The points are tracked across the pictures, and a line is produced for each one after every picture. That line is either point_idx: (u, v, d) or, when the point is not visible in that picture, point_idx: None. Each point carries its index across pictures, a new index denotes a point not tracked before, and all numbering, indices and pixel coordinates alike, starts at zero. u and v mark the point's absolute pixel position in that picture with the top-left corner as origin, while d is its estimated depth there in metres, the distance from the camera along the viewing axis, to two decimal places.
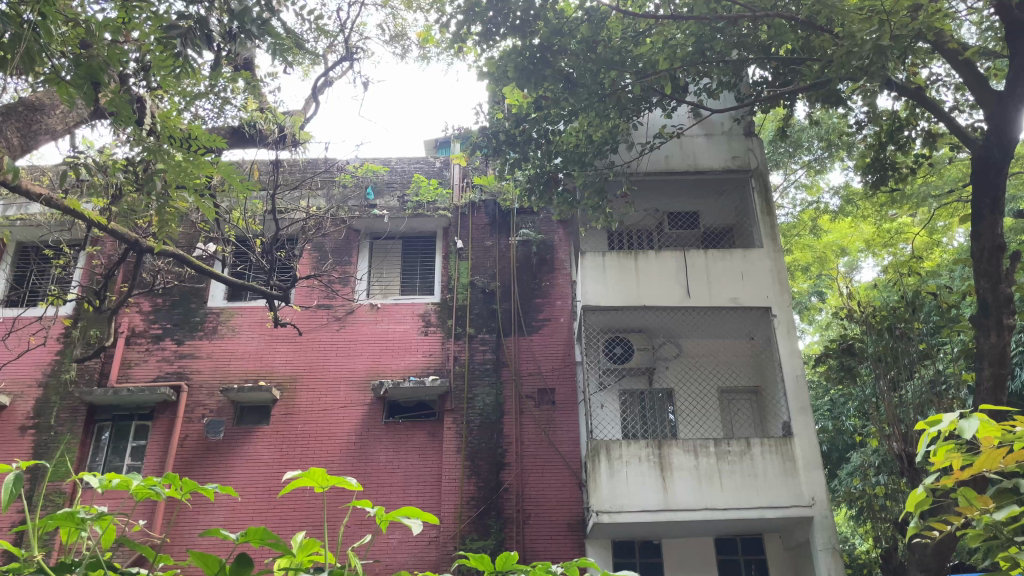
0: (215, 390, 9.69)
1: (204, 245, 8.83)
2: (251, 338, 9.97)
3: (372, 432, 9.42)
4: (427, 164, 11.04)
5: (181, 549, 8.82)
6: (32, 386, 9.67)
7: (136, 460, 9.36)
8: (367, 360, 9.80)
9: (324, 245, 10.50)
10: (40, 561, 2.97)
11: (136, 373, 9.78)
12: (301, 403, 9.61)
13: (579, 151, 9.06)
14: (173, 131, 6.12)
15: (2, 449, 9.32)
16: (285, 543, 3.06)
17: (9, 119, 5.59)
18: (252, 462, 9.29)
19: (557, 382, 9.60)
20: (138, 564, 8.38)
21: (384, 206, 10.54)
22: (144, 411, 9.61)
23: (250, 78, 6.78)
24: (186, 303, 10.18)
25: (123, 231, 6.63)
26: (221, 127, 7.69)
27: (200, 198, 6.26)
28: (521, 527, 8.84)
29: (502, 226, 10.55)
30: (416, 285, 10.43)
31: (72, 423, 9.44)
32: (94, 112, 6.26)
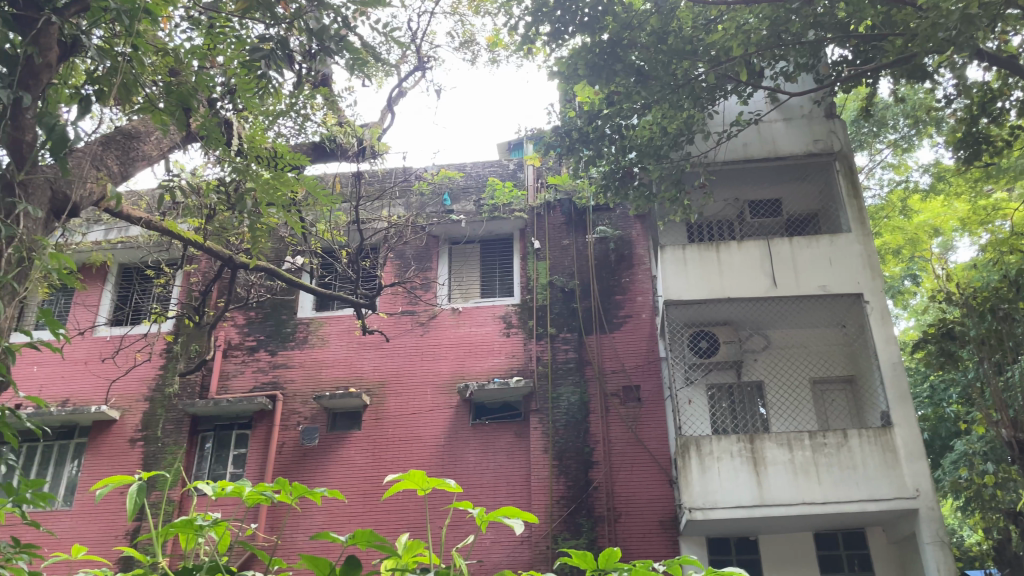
0: (308, 398, 9.99)
1: (293, 258, 9.13)
2: (339, 346, 10.23)
3: (460, 434, 9.54)
4: (501, 167, 11.11)
5: (291, 552, 9.20)
6: (138, 401, 10.19)
7: (237, 468, 9.73)
8: (452, 364, 9.93)
9: (405, 253, 10.71)
10: (164, 565, 3.16)
11: (233, 384, 10.18)
12: (390, 407, 9.81)
13: (654, 143, 8.95)
14: (261, 151, 6.43)
15: (114, 461, 9.85)
16: (391, 544, 3.15)
17: (109, 147, 5.87)
18: (346, 467, 9.54)
19: (642, 379, 9.51)
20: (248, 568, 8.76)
21: (461, 211, 10.65)
22: (243, 420, 9.99)
23: (328, 94, 6.98)
24: (277, 315, 10.53)
25: (218, 249, 6.92)
26: (303, 143, 7.93)
27: (287, 215, 6.46)
28: (613, 525, 8.80)
29: (578, 225, 10.52)
30: (496, 288, 10.50)
31: (177, 434, 9.90)
32: (186, 137, 6.55)
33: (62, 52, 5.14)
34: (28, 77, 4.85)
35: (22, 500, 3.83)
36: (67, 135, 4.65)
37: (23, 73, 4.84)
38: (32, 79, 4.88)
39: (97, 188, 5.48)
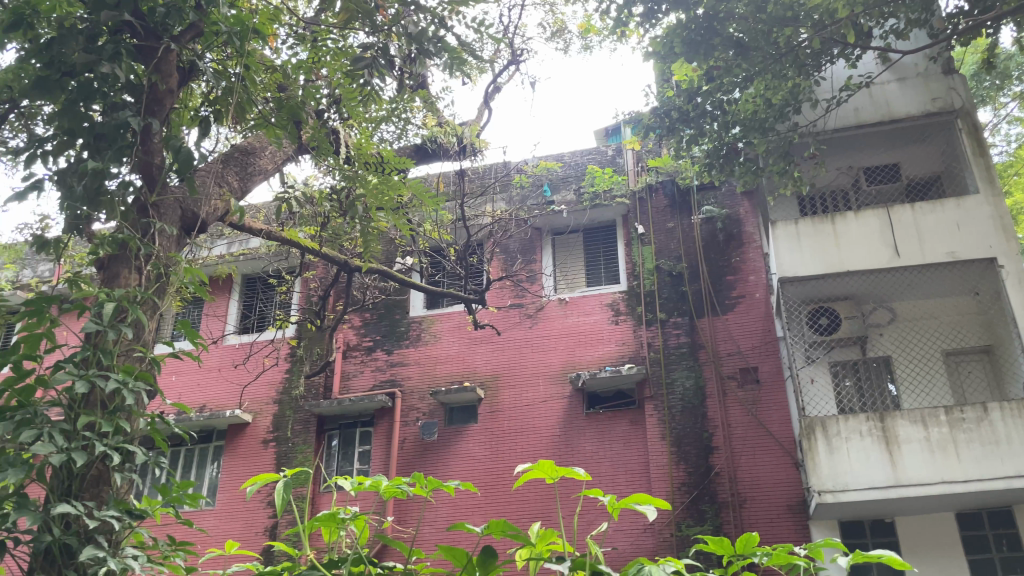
0: (425, 393, 10.24)
1: (403, 259, 9.40)
2: (451, 342, 10.43)
3: (575, 424, 9.55)
4: (600, 153, 11.04)
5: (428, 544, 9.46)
6: (267, 404, 10.70)
7: (362, 465, 10.09)
8: (563, 354, 9.95)
9: (510, 247, 10.80)
10: (311, 558, 3.31)
11: (354, 384, 10.56)
12: (505, 399, 9.93)
13: (758, 117, 8.58)
14: (368, 157, 6.65)
15: (250, 462, 10.40)
16: (525, 533, 3.18)
17: (229, 165, 6.19)
18: (466, 459, 9.73)
19: (760, 360, 9.24)
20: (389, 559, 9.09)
21: (562, 201, 10.64)
22: (365, 418, 10.35)
23: (428, 96, 7.10)
24: (391, 315, 10.84)
25: (333, 255, 7.20)
26: (406, 147, 8.12)
27: (397, 218, 6.64)
28: (738, 511, 8.61)
29: (683, 206, 10.31)
30: (602, 275, 10.43)
31: (305, 434, 10.35)
32: (298, 150, 6.82)
33: (182, 77, 5.41)
34: (153, 103, 5.12)
35: (175, 500, 4.09)
36: (192, 155, 4.97)
37: (148, 100, 5.12)
38: (156, 105, 5.15)
39: (221, 205, 5.77)
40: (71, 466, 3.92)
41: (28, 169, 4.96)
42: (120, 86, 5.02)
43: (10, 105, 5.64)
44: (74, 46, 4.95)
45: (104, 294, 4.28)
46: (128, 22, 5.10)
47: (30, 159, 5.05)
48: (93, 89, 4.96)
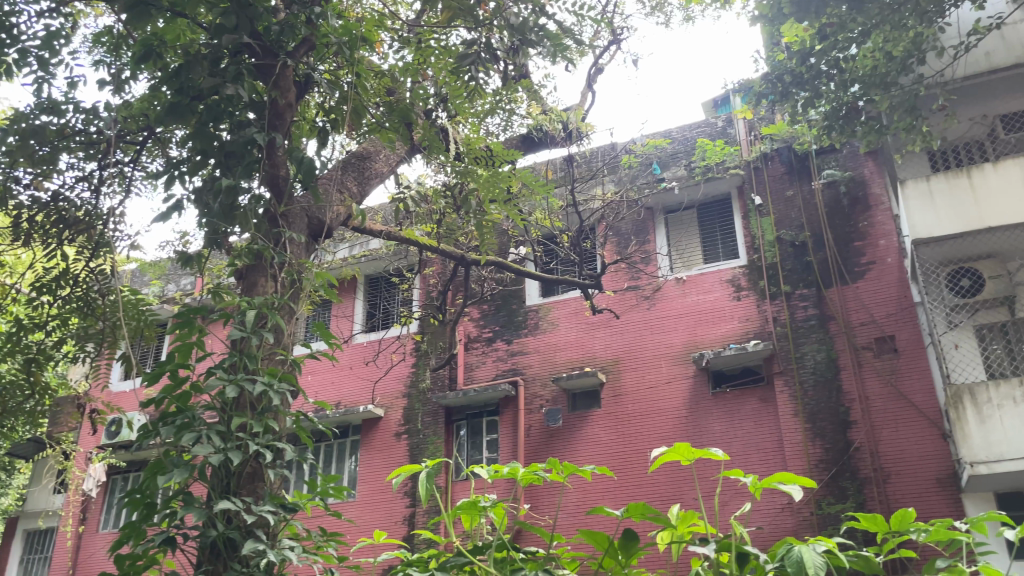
0: (547, 380, 10.31)
1: (517, 249, 9.48)
2: (570, 328, 10.46)
3: (702, 404, 9.38)
4: (709, 126, 10.76)
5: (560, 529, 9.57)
6: (397, 398, 11.09)
7: (492, 453, 10.29)
8: (685, 333, 9.80)
9: (622, 229, 10.70)
10: (457, 545, 3.42)
11: (477, 374, 10.77)
12: (627, 382, 9.87)
13: (878, 72, 8.09)
14: (477, 152, 6.73)
15: (385, 455, 10.82)
16: (666, 516, 3.17)
17: (348, 171, 6.43)
18: (592, 444, 9.76)
19: (896, 328, 8.78)
20: (525, 546, 9.25)
21: (673, 178, 10.43)
22: (490, 407, 10.54)
23: (530, 86, 7.10)
24: (508, 305, 10.97)
25: (452, 251, 7.33)
26: (513, 137, 8.17)
27: (509, 209, 6.71)
28: (882, 487, 8.23)
29: (802, 172, 9.92)
30: (719, 251, 10.16)
31: (435, 426, 10.67)
32: (410, 151, 7.00)
33: (299, 90, 5.66)
34: (275, 117, 5.39)
35: (323, 492, 4.31)
36: (314, 164, 5.24)
37: (270, 115, 5.39)
38: (278, 120, 5.41)
39: (343, 210, 6.00)
40: (229, 465, 4.19)
41: (169, 191, 5.34)
42: (244, 104, 5.30)
43: (146, 133, 6.06)
44: (200, 71, 5.25)
45: (245, 303, 4.55)
46: (247, 44, 5.38)
47: (169, 182, 5.42)
48: (221, 109, 5.27)
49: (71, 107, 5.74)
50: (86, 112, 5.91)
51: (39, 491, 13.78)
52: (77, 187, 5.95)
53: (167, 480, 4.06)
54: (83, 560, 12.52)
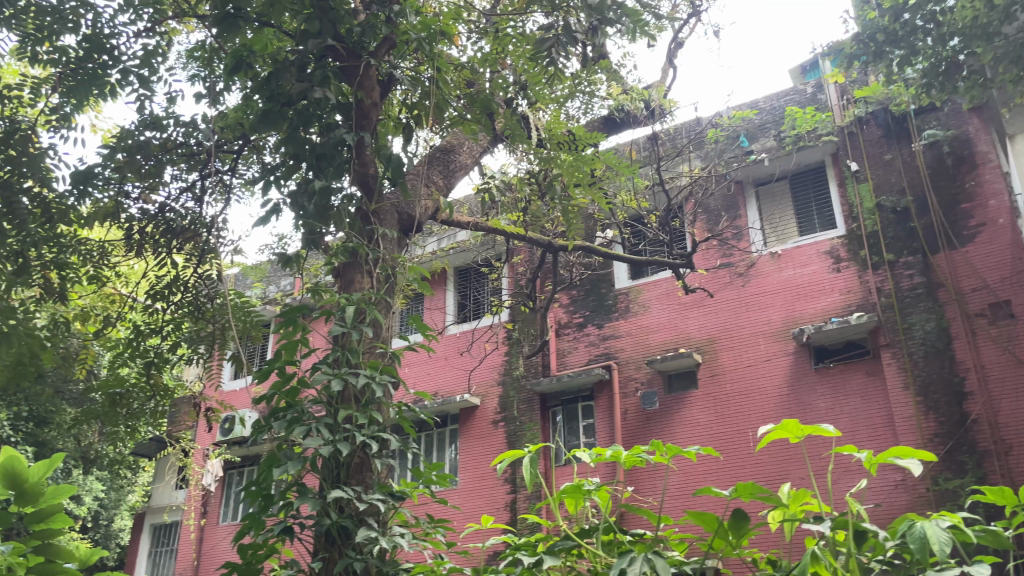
0: (642, 363, 10.22)
1: (604, 232, 9.43)
2: (661, 310, 10.33)
3: (804, 380, 9.11)
4: (798, 93, 10.40)
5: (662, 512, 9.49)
6: (493, 387, 11.23)
7: (589, 437, 10.29)
8: (782, 309, 9.52)
9: (712, 206, 10.47)
10: (564, 529, 3.43)
11: (570, 360, 10.77)
12: (725, 362, 9.69)
13: (979, 22, 7.62)
14: (559, 137, 6.70)
15: (484, 443, 10.98)
16: (776, 496, 3.09)
17: (433, 165, 6.52)
18: (690, 425, 9.63)
19: (1012, 292, 8.28)
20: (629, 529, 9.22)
21: (762, 149, 10.13)
22: (585, 392, 10.53)
23: (609, 66, 7.04)
24: (597, 289, 10.93)
25: (539, 238, 7.28)
26: (595, 119, 8.10)
27: (594, 193, 6.65)
28: (1004, 459, 7.78)
29: (900, 135, 9.48)
30: (815, 222, 9.81)
31: (531, 412, 10.75)
32: (493, 140, 7.03)
33: (383, 89, 5.77)
34: (361, 117, 5.51)
35: (428, 480, 4.40)
36: (401, 161, 5.38)
37: (357, 116, 5.52)
38: (365, 119, 5.54)
39: (431, 203, 6.09)
40: (338, 456, 4.33)
41: (266, 196, 5.55)
42: (331, 107, 5.47)
43: (242, 141, 6.31)
44: (289, 77, 5.39)
45: (344, 299, 4.70)
46: (332, 47, 5.53)
47: (266, 187, 5.64)
48: (310, 113, 5.44)
49: (171, 121, 6.03)
50: (186, 125, 6.20)
51: (163, 487, 14.68)
52: (182, 198, 6.26)
53: (282, 472, 4.23)
54: (206, 552, 13.22)
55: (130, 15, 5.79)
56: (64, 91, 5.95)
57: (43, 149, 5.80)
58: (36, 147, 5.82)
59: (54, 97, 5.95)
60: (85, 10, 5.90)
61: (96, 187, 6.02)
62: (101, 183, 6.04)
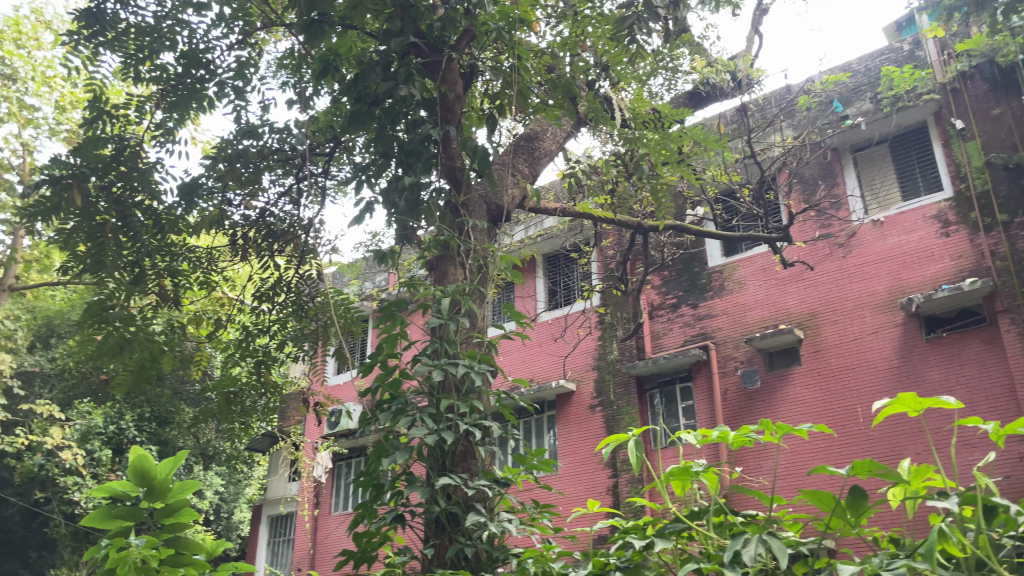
0: (740, 341, 10.00)
1: (694, 209, 9.26)
2: (758, 286, 10.08)
3: (915, 351, 8.71)
4: (894, 51, 9.93)
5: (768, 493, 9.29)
6: (588, 371, 11.23)
7: (689, 419, 10.14)
8: (888, 279, 9.13)
9: (807, 175, 10.13)
10: (674, 511, 3.38)
11: (666, 341, 10.64)
12: (828, 336, 9.37)
13: None
14: (643, 116, 6.58)
15: (582, 428, 10.99)
16: (897, 472, 2.96)
17: (518, 154, 6.55)
18: (794, 403, 9.37)
19: None
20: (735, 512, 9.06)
21: (857, 113, 9.72)
22: (683, 373, 10.38)
23: (691, 40, 6.89)
24: (690, 269, 10.75)
25: (629, 220, 7.17)
26: (680, 96, 7.96)
27: (683, 170, 6.52)
28: None
29: (1009, 87, 8.91)
30: (919, 185, 9.34)
31: (628, 396, 10.69)
32: (577, 124, 7.01)
33: (466, 82, 5.83)
34: (446, 111, 5.56)
35: (532, 466, 4.41)
36: (488, 151, 5.38)
37: (442, 110, 5.59)
38: (449, 113, 5.59)
39: (518, 192, 6.10)
40: (443, 444, 4.41)
41: (359, 195, 5.71)
42: (417, 103, 5.55)
43: (332, 143, 6.50)
44: (374, 77, 5.51)
45: (440, 291, 4.78)
46: (414, 44, 5.61)
47: (359, 186, 5.80)
48: (397, 111, 5.54)
49: (266, 128, 6.26)
50: (280, 131, 6.42)
51: (278, 480, 15.40)
52: (281, 202, 6.50)
53: (391, 462, 4.35)
54: (320, 541, 13.77)
55: (222, 29, 6.03)
56: (166, 107, 6.22)
57: (151, 163, 6.11)
58: (144, 162, 6.11)
59: (157, 113, 6.23)
60: (181, 28, 6.18)
61: (201, 197, 6.33)
62: (206, 193, 6.34)
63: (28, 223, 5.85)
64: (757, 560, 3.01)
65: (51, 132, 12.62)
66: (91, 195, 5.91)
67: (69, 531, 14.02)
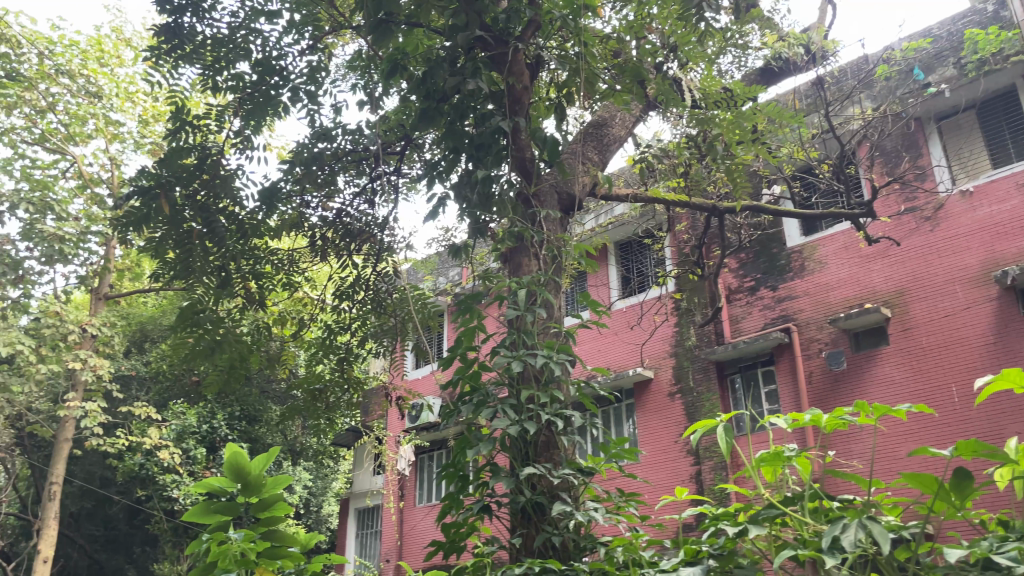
0: (823, 323, 9.72)
1: (770, 188, 9.04)
2: (840, 265, 9.78)
3: (1012, 326, 8.29)
4: (977, 13, 9.46)
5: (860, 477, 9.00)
6: (666, 358, 11.13)
7: (772, 404, 9.91)
8: (980, 252, 8.73)
9: (888, 148, 9.76)
10: (766, 497, 3.29)
11: (745, 325, 10.43)
12: (917, 314, 9.01)
13: None
14: (715, 95, 6.45)
15: (662, 415, 10.89)
16: (1004, 452, 2.81)
17: (588, 141, 6.50)
18: (883, 383, 9.05)
19: None
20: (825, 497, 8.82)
21: (940, 80, 9.29)
22: (765, 357, 10.15)
23: (761, 15, 6.71)
24: (768, 250, 10.51)
25: (704, 203, 7.01)
26: (751, 73, 7.78)
27: (759, 148, 6.35)
28: None
29: None
30: (1010, 151, 8.88)
31: (708, 382, 10.53)
32: (647, 108, 6.92)
33: (533, 72, 5.82)
34: (514, 103, 5.56)
35: (616, 455, 4.36)
36: (557, 141, 5.37)
37: (510, 102, 5.60)
38: (517, 104, 5.59)
39: (588, 179, 6.06)
40: (526, 435, 4.43)
41: (432, 191, 5.77)
42: (485, 97, 5.56)
43: (403, 142, 6.60)
44: (442, 74, 5.55)
45: (515, 283, 4.79)
46: (480, 38, 5.62)
47: (431, 182, 5.86)
48: (466, 105, 5.56)
49: (339, 130, 6.38)
50: (352, 133, 6.54)
51: (363, 474, 16.09)
52: (356, 202, 6.63)
53: (476, 453, 4.38)
54: (407, 532, 14.07)
55: (294, 36, 6.17)
56: (243, 115, 6.36)
57: (231, 171, 6.29)
58: (225, 169, 6.30)
59: (236, 122, 6.39)
60: (254, 37, 6.35)
61: (281, 201, 6.50)
62: (285, 197, 6.51)
63: (121, 233, 6.12)
64: (857, 546, 2.90)
65: (136, 145, 13.17)
66: (177, 204, 6.12)
67: (170, 527, 14.70)
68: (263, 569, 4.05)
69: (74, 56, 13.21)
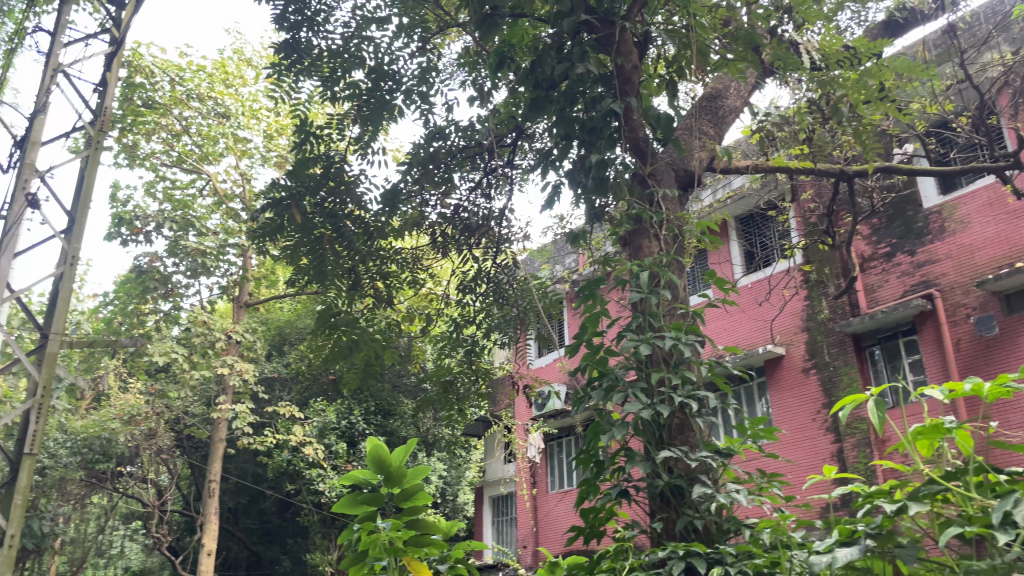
0: (970, 286, 9.09)
1: (901, 148, 8.54)
2: (986, 224, 9.11)
3: None
4: None
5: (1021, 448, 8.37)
6: (798, 333, 10.74)
7: (917, 375, 9.37)
8: None
9: None
10: (926, 472, 3.10)
11: (882, 294, 9.91)
12: None
13: None
14: (836, 54, 6.16)
15: (798, 393, 10.52)
16: None
17: (703, 115, 6.33)
18: None
19: None
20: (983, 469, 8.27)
21: None
22: (906, 327, 9.61)
23: None
24: (903, 213, 9.95)
25: (831, 168, 6.68)
26: (875, 26, 7.39)
27: (887, 106, 5.98)
28: None
29: None
30: None
31: (845, 355, 10.09)
32: (764, 75, 6.68)
33: (641, 50, 5.72)
34: (624, 83, 5.49)
35: (755, 435, 4.22)
36: (670, 118, 5.25)
37: (620, 83, 5.53)
38: (627, 84, 5.50)
39: (705, 153, 5.89)
40: (660, 418, 4.37)
41: (546, 179, 5.79)
42: (595, 81, 5.52)
43: (515, 133, 6.64)
44: (550, 61, 5.55)
45: (637, 265, 4.74)
46: (587, 22, 5.59)
47: (545, 171, 5.87)
48: (576, 91, 5.54)
49: (452, 127, 6.51)
50: (465, 129, 6.64)
51: (495, 463, 16.36)
52: (474, 197, 6.74)
53: (610, 439, 4.36)
54: (542, 519, 14.27)
55: (403, 40, 6.33)
56: (361, 121, 6.60)
57: (354, 177, 6.58)
58: (349, 176, 6.57)
59: (355, 129, 6.64)
60: (366, 45, 6.58)
61: (402, 201, 6.68)
62: (406, 197, 6.69)
63: (257, 245, 6.46)
64: None
65: (263, 159, 13.90)
66: (308, 212, 6.42)
67: (319, 518, 15.48)
68: (411, 556, 4.18)
69: (202, 80, 14.07)
